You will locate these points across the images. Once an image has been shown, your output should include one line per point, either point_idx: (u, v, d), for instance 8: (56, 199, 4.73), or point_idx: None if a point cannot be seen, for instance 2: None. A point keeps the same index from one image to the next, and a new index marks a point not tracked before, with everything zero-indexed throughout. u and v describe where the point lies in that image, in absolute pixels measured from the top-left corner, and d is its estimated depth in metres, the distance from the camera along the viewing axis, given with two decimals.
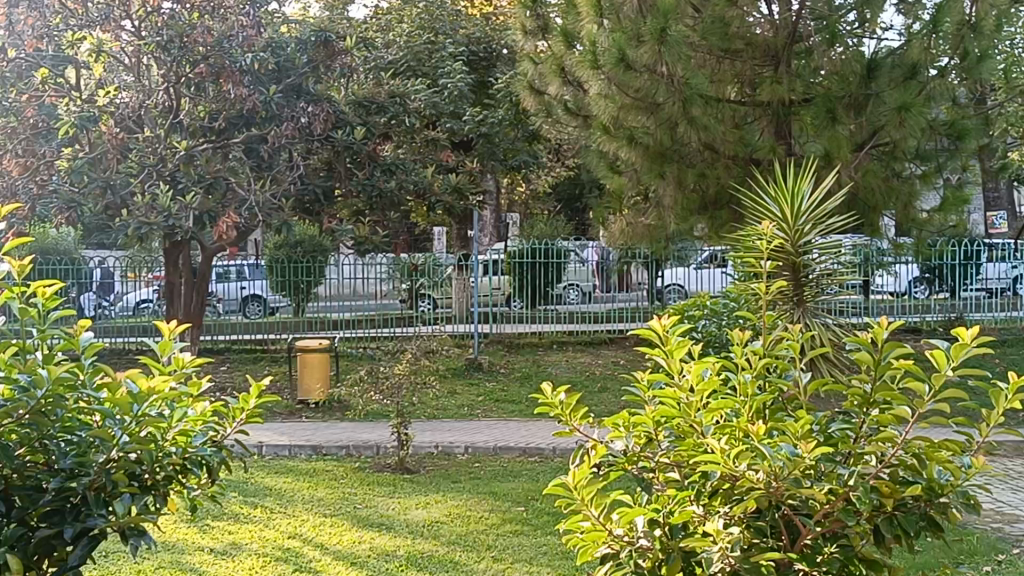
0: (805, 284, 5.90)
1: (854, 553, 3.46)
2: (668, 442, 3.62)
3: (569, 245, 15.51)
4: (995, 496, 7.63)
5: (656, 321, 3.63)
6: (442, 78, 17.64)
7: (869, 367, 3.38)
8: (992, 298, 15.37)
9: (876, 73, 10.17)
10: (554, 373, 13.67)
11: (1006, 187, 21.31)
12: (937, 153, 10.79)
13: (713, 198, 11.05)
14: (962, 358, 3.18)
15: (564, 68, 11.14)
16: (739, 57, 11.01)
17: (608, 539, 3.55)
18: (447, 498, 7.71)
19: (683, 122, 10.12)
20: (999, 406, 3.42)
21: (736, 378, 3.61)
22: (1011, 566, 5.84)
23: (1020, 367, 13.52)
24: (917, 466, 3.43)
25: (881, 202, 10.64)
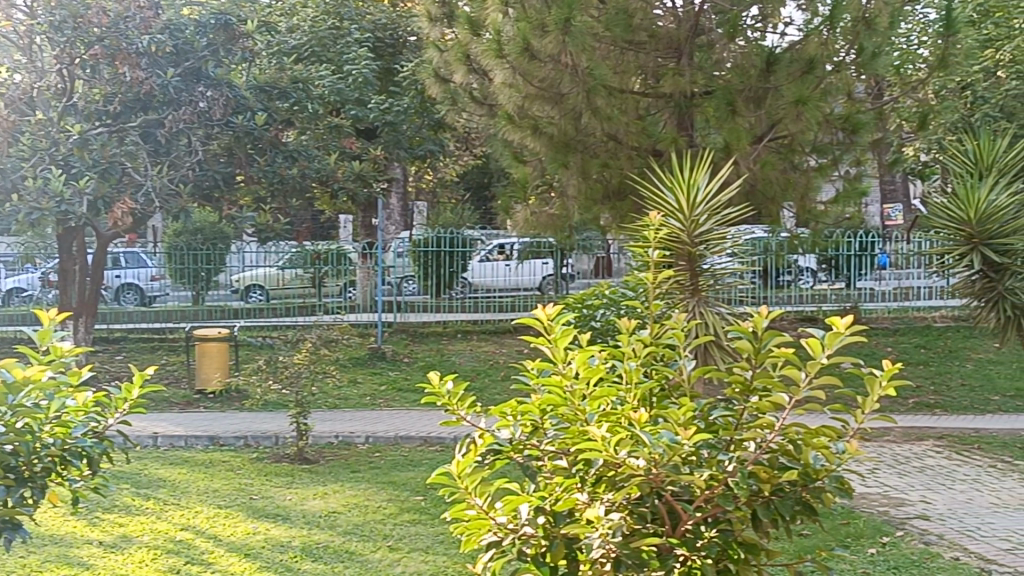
0: (699, 276, 5.96)
1: (733, 537, 3.52)
2: (555, 431, 3.59)
3: (476, 235, 15.50)
4: (881, 481, 7.84)
5: (539, 310, 3.58)
6: (347, 64, 17.45)
7: (750, 355, 3.48)
8: (887, 287, 15.66)
9: (774, 67, 10.26)
10: (457, 362, 13.66)
11: (900, 181, 21.99)
12: (833, 146, 10.96)
13: (616, 189, 11.07)
14: (837, 346, 3.29)
15: (469, 56, 10.96)
16: (642, 49, 10.93)
17: (492, 526, 3.55)
18: (344, 488, 7.65)
19: (588, 112, 10.30)
20: (874, 393, 3.52)
21: (621, 366, 3.65)
22: (894, 548, 6.00)
23: (910, 356, 13.89)
24: (794, 452, 3.51)
25: (779, 194, 10.90)
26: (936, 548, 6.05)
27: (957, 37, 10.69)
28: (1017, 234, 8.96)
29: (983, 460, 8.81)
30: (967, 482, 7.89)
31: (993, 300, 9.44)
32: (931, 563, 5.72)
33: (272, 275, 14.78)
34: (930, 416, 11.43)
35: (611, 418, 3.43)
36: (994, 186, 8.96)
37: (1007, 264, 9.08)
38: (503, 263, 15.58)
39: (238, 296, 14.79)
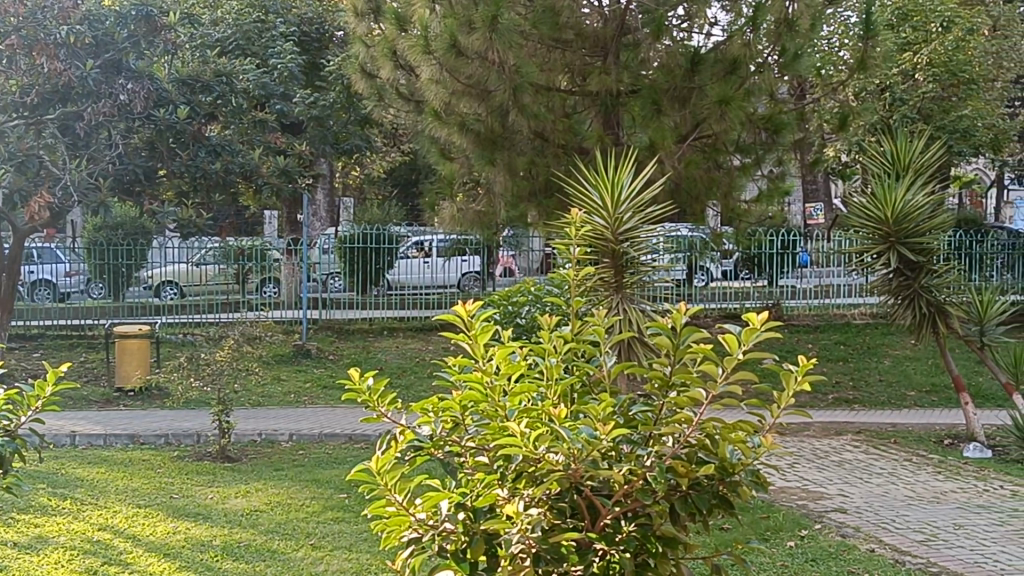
0: (623, 273, 6.04)
1: (652, 531, 3.52)
2: (476, 427, 3.60)
3: (402, 232, 15.51)
4: (800, 475, 7.98)
5: (460, 306, 3.58)
6: (272, 58, 17.29)
7: (669, 351, 3.51)
8: (808, 285, 15.89)
9: (699, 67, 10.37)
10: (383, 359, 13.60)
11: (821, 180, 22.35)
12: (756, 146, 11.13)
13: (542, 186, 11.04)
14: (752, 341, 3.35)
15: (396, 52, 10.90)
16: (568, 48, 11.04)
17: (411, 523, 3.50)
18: (266, 486, 7.57)
19: (514, 108, 10.26)
20: (789, 387, 3.58)
21: (542, 362, 3.69)
22: (812, 540, 6.11)
23: (830, 353, 14.15)
24: (712, 447, 3.54)
25: (703, 193, 11.05)
26: (853, 540, 6.18)
27: (876, 40, 10.89)
28: (932, 232, 9.41)
29: (900, 454, 9.01)
30: (884, 476, 8.06)
31: (909, 297, 9.65)
32: (848, 555, 5.83)
33: (184, 271, 14.54)
34: (849, 411, 11.65)
35: (532, 414, 3.45)
36: (910, 186, 9.40)
37: (922, 262, 9.46)
38: (421, 260, 15.44)
39: (151, 293, 14.63)
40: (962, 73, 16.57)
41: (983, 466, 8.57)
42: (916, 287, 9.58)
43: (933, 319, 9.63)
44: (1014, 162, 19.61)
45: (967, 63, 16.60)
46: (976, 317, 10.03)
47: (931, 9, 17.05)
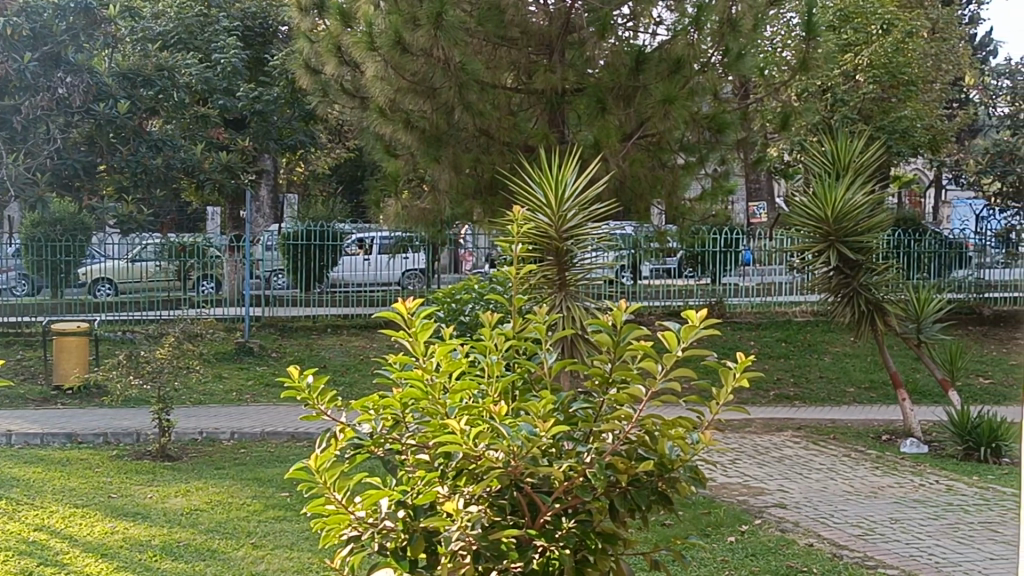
0: (567, 271, 6.06)
1: (591, 528, 3.54)
2: (416, 425, 3.57)
3: (346, 228, 15.29)
4: (741, 471, 8.06)
5: (400, 303, 3.55)
6: (216, 53, 17.11)
7: (609, 348, 3.55)
8: (751, 283, 16.05)
9: (644, 65, 10.43)
10: (327, 357, 13.53)
11: (765, 179, 22.56)
12: (700, 145, 11.16)
13: (487, 183, 11.03)
14: (692, 339, 3.37)
15: (341, 47, 10.84)
16: (514, 44, 11.03)
17: (351, 522, 3.49)
18: (207, 485, 7.50)
19: (460, 106, 10.36)
20: (728, 383, 3.61)
21: (484, 360, 3.68)
22: (752, 536, 6.18)
23: (772, 350, 14.31)
24: (651, 443, 3.56)
25: (647, 190, 11.13)
26: (792, 535, 6.26)
27: (818, 41, 11.01)
28: (870, 231, 9.56)
29: (839, 450, 9.14)
30: (823, 471, 8.17)
31: (849, 295, 9.77)
32: (787, 550, 5.90)
33: (123, 268, 14.37)
34: (789, 407, 11.80)
35: (472, 411, 3.43)
36: (849, 186, 9.52)
37: (861, 260, 9.59)
38: (362, 258, 15.41)
39: (85, 292, 14.35)
40: (902, 74, 16.89)
41: (920, 461, 8.72)
42: (855, 285, 9.72)
43: (872, 317, 9.77)
44: (952, 162, 19.94)
45: (907, 64, 16.86)
46: (914, 315, 10.24)
47: (871, 11, 17.19)
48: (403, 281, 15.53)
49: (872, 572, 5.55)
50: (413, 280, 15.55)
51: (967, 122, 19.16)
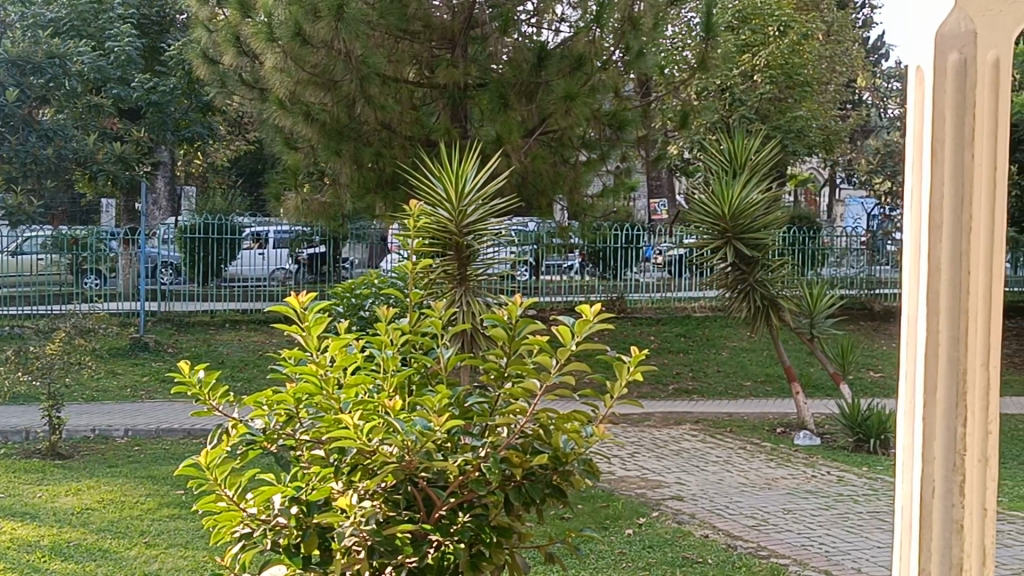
0: (467, 266, 6.21)
1: (486, 521, 3.56)
2: (310, 420, 3.53)
3: (245, 221, 14.91)
4: (639, 464, 8.16)
5: (293, 297, 3.51)
6: (109, 40, 16.66)
7: (504, 342, 3.56)
8: (650, 279, 16.26)
9: (546, 61, 10.44)
10: (225, 352, 13.31)
11: (665, 176, 22.87)
12: (600, 142, 11.37)
13: (389, 178, 10.93)
14: (586, 333, 3.41)
15: (240, 38, 10.66)
16: (417, 39, 10.90)
17: (244, 518, 3.44)
18: (99, 484, 7.33)
19: (361, 100, 10.20)
20: (622, 377, 3.64)
21: (380, 354, 3.66)
22: (650, 528, 6.26)
23: (671, 345, 14.50)
24: (545, 437, 3.58)
25: (548, 186, 11.16)
26: (688, 527, 6.35)
27: (716, 41, 11.20)
28: (765, 228, 9.78)
29: (734, 443, 9.32)
30: (719, 464, 8.33)
31: (745, 291, 9.98)
32: (683, 541, 6.00)
33: (9, 262, 13.94)
34: (688, 401, 11.99)
35: (366, 407, 3.42)
36: (745, 184, 9.68)
37: (756, 257, 9.79)
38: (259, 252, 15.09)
39: None
40: (797, 75, 17.32)
41: (812, 453, 8.94)
42: (751, 281, 9.92)
43: (767, 313, 9.98)
44: (845, 161, 20.47)
45: (802, 66, 17.30)
46: (807, 310, 10.48)
47: (769, 13, 17.26)
48: (298, 276, 15.37)
49: (765, 561, 5.67)
50: (309, 275, 15.45)
51: (858, 123, 19.68)
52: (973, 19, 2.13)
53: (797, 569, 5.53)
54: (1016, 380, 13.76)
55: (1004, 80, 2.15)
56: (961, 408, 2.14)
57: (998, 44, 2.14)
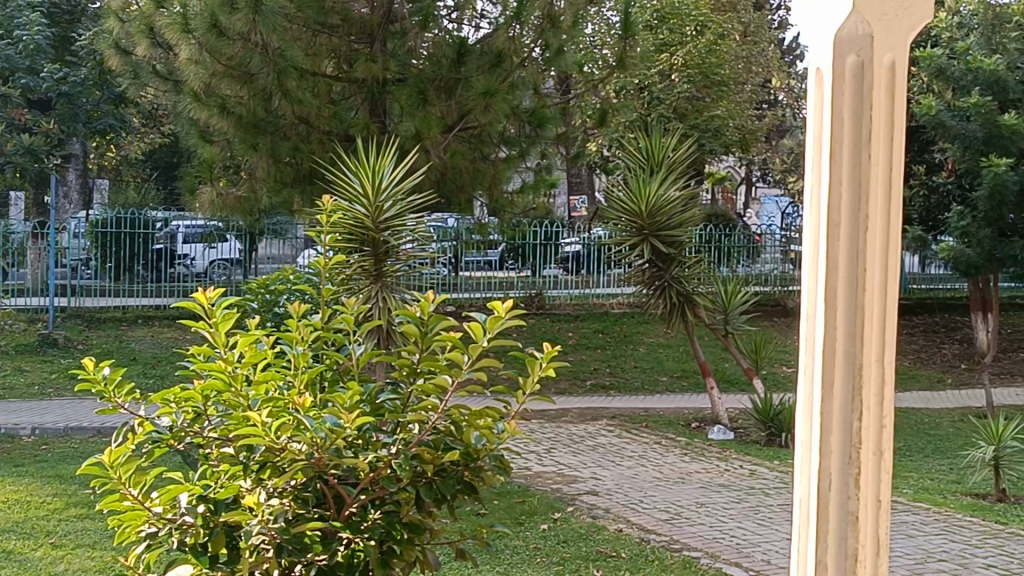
0: (383, 262, 6.16)
1: (397, 518, 3.54)
2: (218, 418, 3.50)
3: (158, 215, 14.80)
4: (555, 460, 8.20)
5: (200, 293, 3.45)
6: (18, 29, 16.23)
7: (416, 339, 3.55)
8: (568, 276, 16.31)
9: (465, 58, 10.50)
10: (137, 349, 13.06)
11: (584, 173, 23.05)
12: (520, 140, 11.46)
13: (306, 173, 10.84)
14: (498, 329, 3.41)
15: (154, 29, 10.46)
16: (335, 33, 10.82)
17: (150, 518, 3.37)
18: (3, 484, 7.15)
19: (278, 93, 10.08)
20: (534, 373, 3.65)
21: (290, 351, 3.62)
22: (564, 523, 6.30)
23: (590, 341, 14.59)
24: (456, 433, 3.58)
25: (467, 183, 11.14)
26: (602, 521, 6.40)
27: (635, 40, 11.27)
28: (681, 225, 9.87)
29: (650, 438, 9.42)
30: (634, 459, 8.41)
31: (661, 287, 10.09)
32: (597, 535, 6.05)
33: None
34: (605, 397, 12.09)
35: (275, 404, 3.38)
36: (662, 181, 9.81)
37: (672, 254, 9.89)
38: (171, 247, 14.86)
39: None
40: (714, 74, 17.57)
41: (726, 447, 9.08)
42: (667, 278, 10.04)
43: (682, 309, 10.11)
44: (760, 160, 20.80)
45: (719, 66, 17.57)
46: (721, 306, 10.61)
47: (686, 13, 17.59)
48: (215, 275, 15.10)
49: (678, 554, 5.74)
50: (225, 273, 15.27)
51: (774, 123, 20.01)
52: (871, 23, 2.20)
53: (708, 562, 5.61)
54: (923, 375, 14.13)
55: (900, 83, 2.21)
56: (857, 403, 2.19)
57: (894, 48, 2.21)
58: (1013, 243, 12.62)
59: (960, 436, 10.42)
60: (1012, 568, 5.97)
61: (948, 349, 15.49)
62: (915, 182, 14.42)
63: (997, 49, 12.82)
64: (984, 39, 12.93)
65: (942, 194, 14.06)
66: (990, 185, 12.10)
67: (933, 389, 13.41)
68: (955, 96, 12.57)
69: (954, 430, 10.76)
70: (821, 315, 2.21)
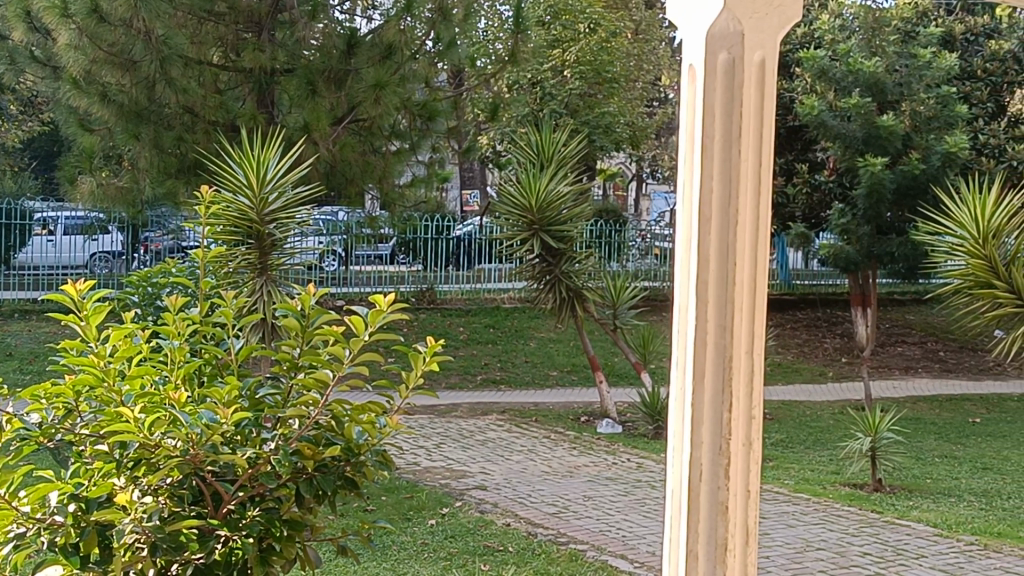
0: (268, 257, 6.06)
1: (277, 515, 3.47)
2: (90, 414, 3.39)
3: (37, 207, 14.61)
4: (445, 455, 8.18)
5: (69, 285, 3.31)
6: None
7: (297, 333, 3.49)
8: (460, 272, 16.29)
9: (355, 49, 10.31)
10: (13, 344, 12.64)
11: (477, 169, 23.09)
12: (411, 133, 11.41)
13: (191, 164, 10.50)
14: (379, 323, 3.37)
15: (30, 13, 10.10)
16: (221, 21, 10.57)
17: (18, 518, 3.20)
18: None
19: (161, 82, 9.83)
20: (418, 367, 3.61)
21: (168, 346, 3.53)
22: (452, 518, 6.28)
23: (481, 336, 14.60)
24: (336, 428, 3.52)
25: (358, 175, 11.04)
26: (490, 516, 6.41)
27: (526, 35, 11.29)
28: (570, 220, 9.94)
29: (539, 431, 9.48)
30: (523, 453, 8.44)
31: (551, 282, 10.18)
32: (484, 530, 6.05)
33: None
34: (495, 392, 12.11)
35: (149, 400, 3.27)
36: (552, 177, 9.81)
37: (563, 249, 9.97)
38: (49, 239, 14.62)
39: None
40: (606, 72, 17.74)
41: (613, 440, 9.18)
42: (557, 273, 10.11)
43: (572, 304, 10.25)
44: (651, 157, 21.09)
45: (610, 63, 17.75)
46: (610, 301, 10.77)
47: (579, 10, 17.74)
48: (95, 267, 14.61)
49: (564, 547, 5.78)
50: (106, 267, 14.78)
51: (664, 121, 20.27)
52: (741, 22, 2.30)
53: (594, 555, 5.66)
54: (805, 368, 14.50)
55: (770, 80, 2.34)
56: (727, 396, 2.34)
57: (762, 46, 2.32)
58: (889, 240, 13.08)
59: (839, 427, 10.72)
60: (886, 556, 6.16)
61: (829, 343, 15.92)
62: (798, 180, 14.57)
63: (876, 52, 13.16)
64: (864, 42, 13.27)
65: (825, 192, 14.38)
66: (868, 183, 12.51)
67: (815, 382, 13.79)
68: (836, 97, 12.96)
69: (834, 422, 11.07)
70: (694, 311, 2.35)
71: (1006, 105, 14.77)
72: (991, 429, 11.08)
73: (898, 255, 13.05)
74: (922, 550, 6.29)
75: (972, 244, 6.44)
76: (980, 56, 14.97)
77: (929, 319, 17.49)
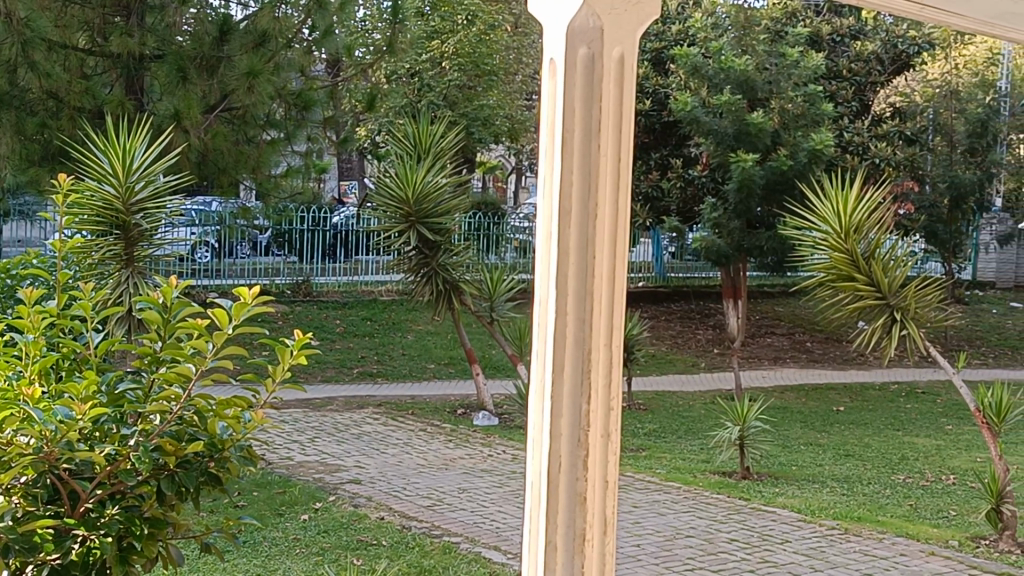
0: (134, 246, 5.88)
1: (136, 513, 3.38)
2: None
3: None
4: (320, 449, 8.09)
5: None
6: None
7: (158, 326, 3.39)
8: (337, 264, 16.22)
9: (228, 36, 10.15)
10: None
11: (355, 160, 22.90)
12: (287, 123, 11.23)
13: (54, 152, 10.06)
14: (244, 316, 3.30)
15: None
16: (87, 3, 10.25)
17: None
18: None
19: (23, 65, 9.48)
20: (284, 361, 3.56)
21: (20, 340, 3.37)
22: (325, 513, 6.20)
23: (358, 329, 14.48)
24: (200, 423, 3.45)
25: (230, 166, 10.75)
26: (364, 510, 6.36)
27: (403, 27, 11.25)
28: (447, 213, 9.94)
29: (414, 425, 9.44)
30: (398, 446, 8.41)
31: (428, 274, 10.18)
32: (358, 524, 5.99)
33: None
34: (372, 385, 12.04)
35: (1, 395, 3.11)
36: (430, 168, 9.72)
37: (438, 241, 9.96)
38: None
39: None
40: (484, 64, 17.81)
41: (489, 433, 9.21)
42: (434, 265, 10.12)
43: (449, 296, 10.26)
44: (529, 149, 21.21)
45: (489, 55, 17.82)
46: (487, 294, 10.83)
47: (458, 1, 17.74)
48: None
49: (438, 540, 5.77)
50: None
51: None
52: (600, 17, 2.34)
53: (467, 547, 5.68)
54: (679, 359, 14.78)
55: (628, 75, 2.38)
56: (586, 387, 2.39)
57: (621, 42, 2.37)
58: (759, 234, 13.42)
59: (710, 417, 10.96)
60: (753, 541, 6.33)
61: (702, 335, 16.25)
62: (672, 174, 14.80)
63: (746, 49, 13.51)
64: (735, 40, 13.62)
65: (698, 186, 14.51)
66: (739, 179, 12.83)
67: (688, 372, 14.08)
68: (709, 93, 13.30)
69: (704, 412, 11.30)
70: (555, 304, 2.36)
71: (869, 105, 15.32)
72: (854, 417, 11.48)
73: (767, 249, 13.37)
74: (786, 535, 6.48)
75: (834, 239, 6.76)
76: (845, 56, 15.43)
77: (797, 311, 18.01)
